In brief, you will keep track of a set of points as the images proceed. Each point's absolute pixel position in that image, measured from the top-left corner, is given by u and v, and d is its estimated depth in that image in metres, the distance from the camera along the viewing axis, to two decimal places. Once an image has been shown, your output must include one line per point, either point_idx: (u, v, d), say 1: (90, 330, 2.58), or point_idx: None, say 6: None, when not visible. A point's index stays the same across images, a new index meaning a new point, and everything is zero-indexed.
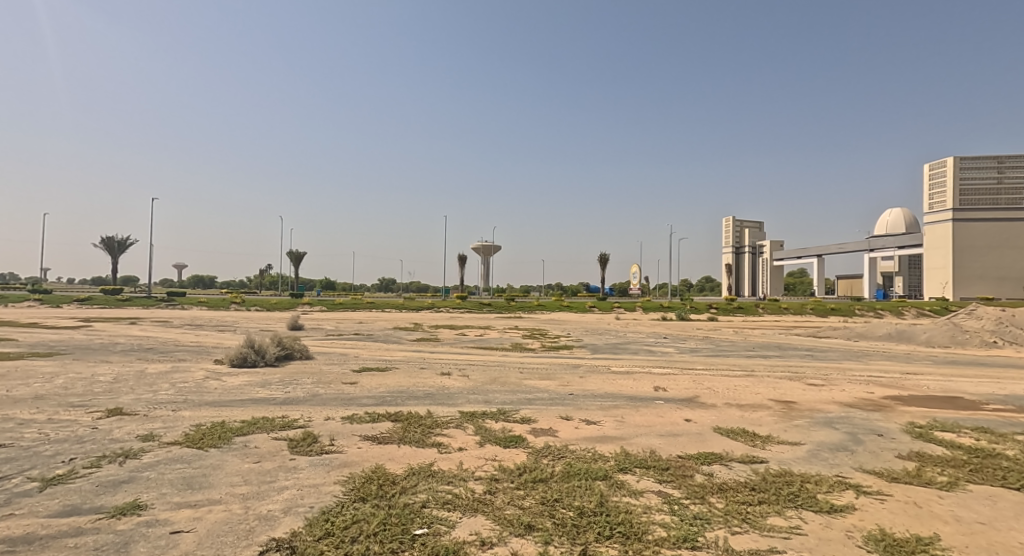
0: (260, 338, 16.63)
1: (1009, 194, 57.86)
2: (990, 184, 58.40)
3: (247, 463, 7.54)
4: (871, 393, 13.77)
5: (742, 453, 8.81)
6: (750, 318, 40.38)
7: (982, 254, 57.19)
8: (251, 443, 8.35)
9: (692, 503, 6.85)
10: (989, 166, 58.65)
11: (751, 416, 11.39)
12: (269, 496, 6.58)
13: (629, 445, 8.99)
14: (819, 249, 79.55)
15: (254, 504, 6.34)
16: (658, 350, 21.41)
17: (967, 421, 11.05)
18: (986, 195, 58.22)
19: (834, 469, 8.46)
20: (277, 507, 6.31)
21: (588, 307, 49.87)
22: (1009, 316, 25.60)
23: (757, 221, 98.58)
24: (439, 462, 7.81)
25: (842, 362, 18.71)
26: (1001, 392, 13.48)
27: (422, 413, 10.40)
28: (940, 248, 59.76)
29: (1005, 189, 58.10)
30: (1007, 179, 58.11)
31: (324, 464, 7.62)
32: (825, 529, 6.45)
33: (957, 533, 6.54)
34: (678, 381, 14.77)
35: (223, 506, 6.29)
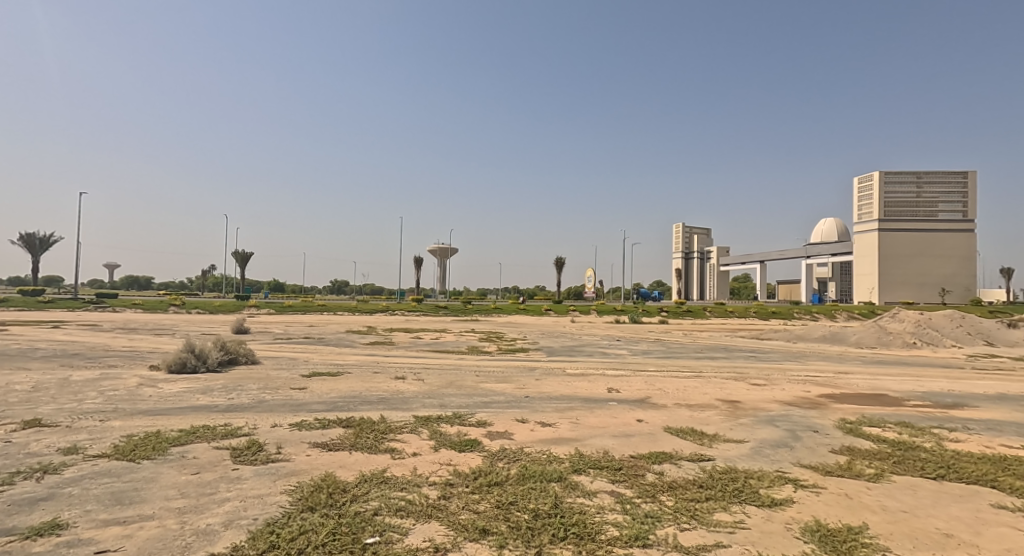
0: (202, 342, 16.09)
1: (926, 208, 61.96)
2: (909, 198, 62.48)
3: (185, 475, 7.32)
4: (808, 392, 14.54)
5: (691, 452, 9.17)
6: (698, 321, 41.75)
7: (906, 264, 60.92)
8: (189, 454, 8.10)
9: (643, 502, 7.09)
10: (909, 182, 62.74)
11: (699, 415, 11.85)
12: (209, 508, 6.44)
13: (584, 446, 9.21)
14: (762, 254, 82.86)
15: (191, 518, 6.19)
16: (611, 352, 21.94)
17: (891, 416, 11.86)
18: (906, 209, 62.22)
19: (774, 465, 8.91)
20: (217, 520, 6.18)
21: (544, 309, 50.64)
22: (927, 318, 27.57)
23: (706, 227, 101.86)
24: (392, 468, 7.81)
25: (783, 362, 19.68)
26: (920, 389, 14.51)
27: (375, 418, 10.33)
28: (867, 257, 63.19)
29: (923, 203, 62.15)
30: (925, 193, 62.23)
31: (270, 473, 7.50)
32: (766, 522, 6.81)
33: (884, 522, 7.02)
34: (631, 382, 15.17)
35: (157, 522, 6.11)
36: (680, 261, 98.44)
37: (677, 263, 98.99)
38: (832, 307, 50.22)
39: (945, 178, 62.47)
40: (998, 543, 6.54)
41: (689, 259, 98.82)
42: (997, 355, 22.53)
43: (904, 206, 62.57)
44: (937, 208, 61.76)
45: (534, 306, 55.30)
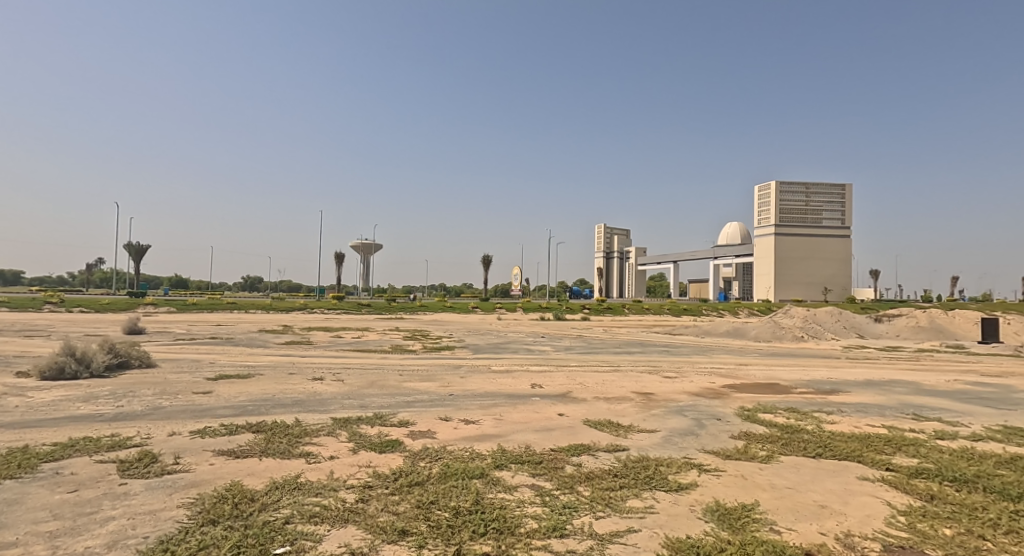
0: (85, 346, 15.02)
1: (812, 216, 68.17)
2: (799, 207, 68.27)
3: (60, 494, 6.96)
4: (713, 382, 15.72)
5: (607, 443, 9.74)
6: (616, 318, 43.52)
7: (796, 265, 66.81)
8: (65, 471, 7.68)
9: (561, 494, 7.51)
10: (799, 191, 68.50)
11: (616, 408, 12.54)
12: (89, 530, 6.17)
13: (506, 441, 9.56)
14: (676, 254, 87.39)
15: (66, 543, 5.92)
16: (535, 349, 22.55)
17: (782, 403, 13.11)
18: (796, 216, 67.95)
19: (682, 452, 9.66)
20: (98, 542, 5.94)
21: (470, 306, 50.90)
22: (811, 315, 30.61)
23: (626, 228, 106.06)
24: (307, 473, 7.79)
25: (692, 355, 21.07)
26: (807, 377, 16.11)
27: (289, 422, 10.18)
28: (764, 259, 68.57)
29: (810, 211, 68.30)
30: (812, 202, 68.38)
31: (163, 486, 7.27)
32: (673, 505, 7.42)
33: (772, 498, 7.85)
34: (553, 377, 15.73)
35: (21, 549, 5.82)
36: (601, 261, 101.84)
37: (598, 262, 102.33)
38: (738, 304, 53.95)
39: (828, 190, 68.94)
40: (861, 508, 7.46)
41: (610, 258, 102.46)
42: (870, 346, 25.32)
43: (795, 214, 68.15)
44: (821, 216, 68.23)
45: (458, 305, 55.38)
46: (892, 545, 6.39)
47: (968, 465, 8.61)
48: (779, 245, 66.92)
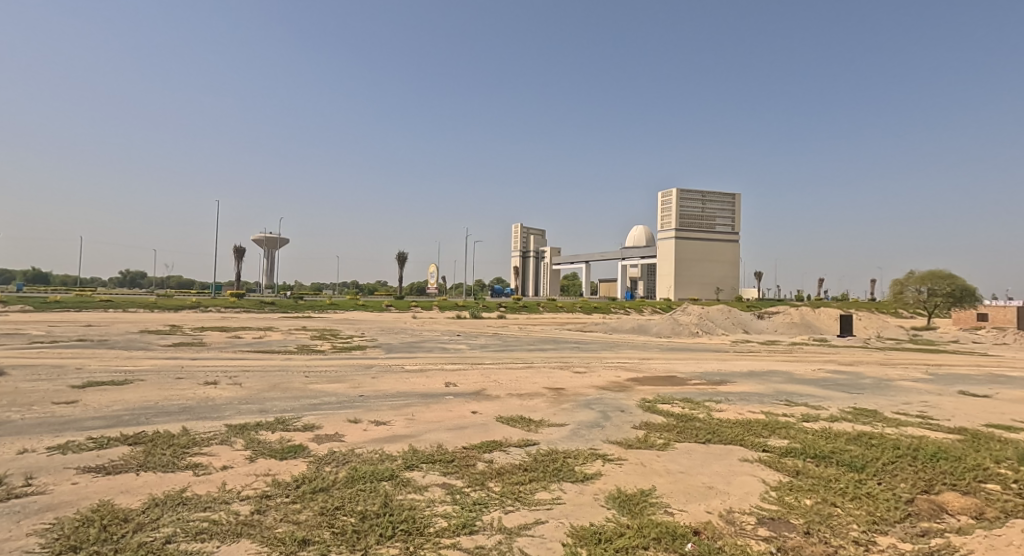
0: None
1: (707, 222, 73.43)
2: (697, 213, 73.19)
3: None
4: (619, 376, 16.63)
5: (518, 438, 10.10)
6: (531, 316, 44.51)
7: (692, 265, 71.77)
8: None
9: (472, 491, 7.70)
10: (697, 199, 73.36)
11: (528, 403, 12.97)
12: None
13: (418, 441, 9.64)
14: (588, 254, 90.52)
15: None
16: (450, 347, 22.66)
17: (680, 394, 14.14)
18: (694, 222, 72.84)
19: (589, 444, 10.21)
20: None
21: (384, 304, 50.04)
22: (704, 313, 33.14)
23: (541, 228, 108.41)
24: (194, 487, 7.47)
25: (601, 351, 22.08)
26: (702, 370, 17.45)
27: (174, 431, 9.70)
28: (664, 261, 72.79)
29: (706, 218, 73.51)
30: (708, 209, 73.60)
31: (13, 512, 6.67)
32: (579, 495, 7.82)
33: (668, 482, 8.50)
34: (468, 375, 15.95)
35: None
36: (517, 260, 103.42)
37: (514, 261, 103.82)
38: (644, 303, 56.92)
39: (721, 199, 74.61)
40: (741, 487, 8.28)
41: (525, 257, 104.27)
42: (753, 340, 27.88)
43: (693, 219, 72.87)
44: (715, 223, 73.74)
45: (372, 302, 54.34)
46: (764, 517, 7.16)
47: (828, 443, 9.79)
48: (679, 248, 71.31)
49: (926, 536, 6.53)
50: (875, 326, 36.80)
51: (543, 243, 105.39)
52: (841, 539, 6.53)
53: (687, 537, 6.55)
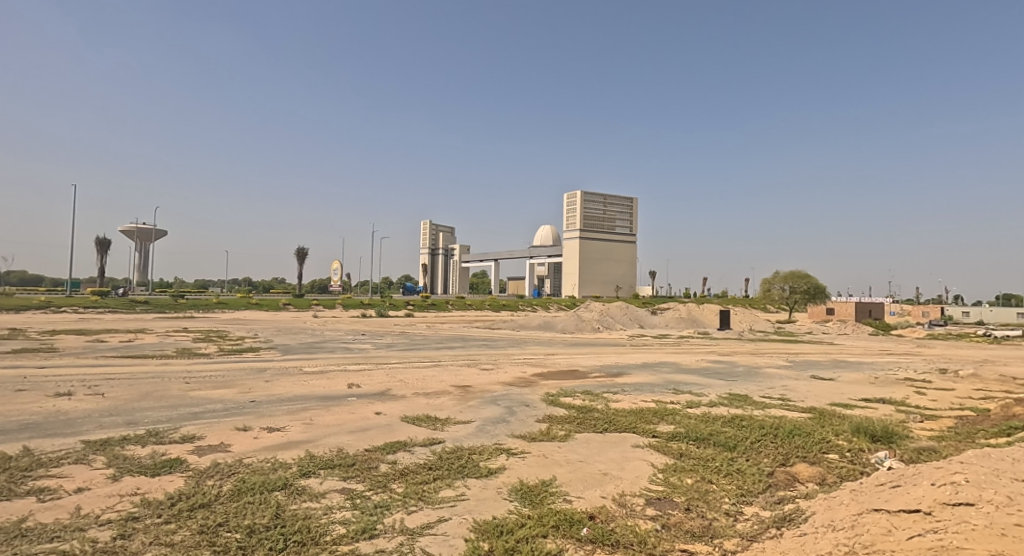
0: None
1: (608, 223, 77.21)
2: (599, 214, 76.63)
3: None
4: (525, 372, 17.11)
5: (424, 437, 10.15)
6: (439, 314, 44.39)
7: (594, 265, 74.93)
8: None
9: (374, 494, 7.62)
10: (599, 201, 76.83)
11: (435, 402, 13.02)
12: None
13: (315, 447, 9.38)
14: (496, 253, 91.56)
15: None
16: (353, 347, 22.12)
17: (581, 387, 14.83)
18: (596, 223, 76.21)
19: (494, 439, 10.47)
20: None
21: (280, 303, 47.72)
22: (605, 309, 34.83)
23: (450, 226, 108.18)
24: (41, 515, 6.71)
25: (507, 347, 22.54)
26: (601, 363, 18.39)
27: (14, 452, 8.73)
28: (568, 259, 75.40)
29: (607, 219, 77.22)
30: (608, 211, 77.42)
31: None
32: (483, 490, 8.01)
33: (567, 471, 8.93)
34: (372, 376, 15.70)
35: None
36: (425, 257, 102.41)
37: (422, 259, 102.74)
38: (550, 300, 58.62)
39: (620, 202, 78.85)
40: (633, 471, 8.88)
41: (434, 255, 103.54)
42: (646, 335, 29.77)
43: (595, 220, 76.22)
44: (615, 224, 77.74)
45: (268, 300, 51.78)
46: (651, 498, 7.76)
47: (707, 426, 10.75)
48: (584, 247, 74.13)
49: (782, 503, 7.40)
50: (748, 319, 40.67)
51: (452, 240, 105.22)
52: (715, 512, 7.23)
53: (583, 522, 6.94)
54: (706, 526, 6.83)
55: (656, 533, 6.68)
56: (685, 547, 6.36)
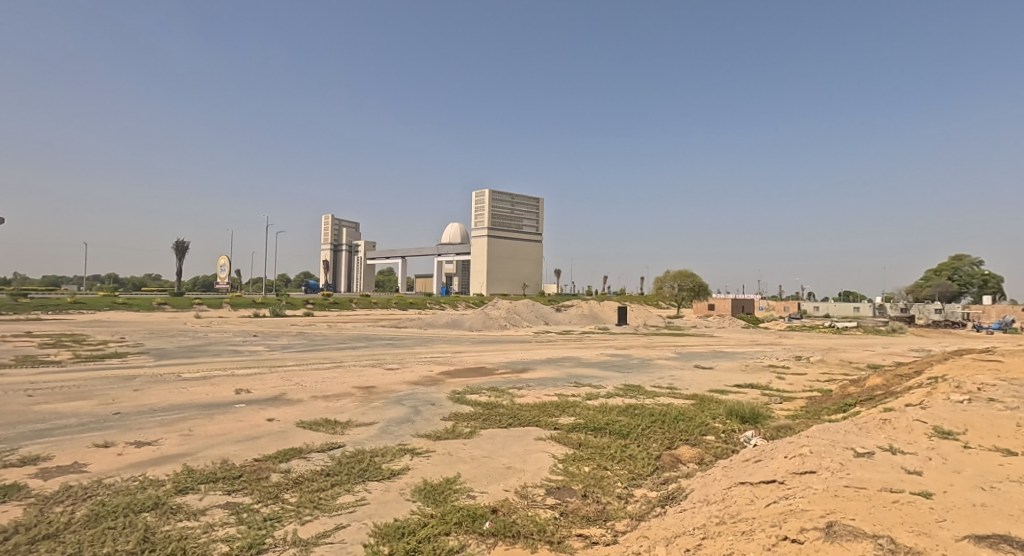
0: None
1: (515, 223, 78.48)
2: (507, 213, 77.71)
3: None
4: (431, 370, 17.05)
5: (322, 442, 9.83)
6: (339, 313, 42.87)
7: (502, 263, 75.84)
8: None
9: (263, 506, 7.27)
10: (507, 200, 77.91)
11: (335, 405, 12.63)
12: None
13: (195, 459, 8.74)
14: (403, 250, 90.03)
15: None
16: (244, 350, 20.85)
17: (487, 384, 15.01)
18: (505, 222, 77.21)
19: (397, 440, 10.36)
20: None
21: (157, 302, 43.82)
22: (511, 307, 35.40)
23: (352, 222, 104.90)
24: None
25: (414, 346, 22.28)
26: (507, 359, 18.73)
27: None
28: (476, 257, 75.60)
29: (514, 218, 78.48)
30: (515, 211, 78.72)
31: None
32: (385, 493, 7.93)
33: (471, 467, 9.05)
34: (265, 380, 14.90)
35: None
36: (326, 254, 98.48)
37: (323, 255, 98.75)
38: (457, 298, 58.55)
39: (527, 202, 80.48)
40: (534, 463, 9.16)
41: (336, 252, 99.87)
42: (551, 331, 30.71)
43: (503, 219, 77.21)
44: (522, 224, 79.21)
45: (142, 299, 47.35)
46: (551, 487, 8.07)
47: (603, 416, 11.30)
48: (492, 246, 74.77)
49: (666, 483, 7.99)
50: (643, 315, 43.09)
51: (355, 237, 102.06)
52: (609, 496, 7.67)
53: (486, 516, 7.08)
54: (600, 510, 7.23)
55: (555, 521, 6.95)
56: (581, 532, 6.67)
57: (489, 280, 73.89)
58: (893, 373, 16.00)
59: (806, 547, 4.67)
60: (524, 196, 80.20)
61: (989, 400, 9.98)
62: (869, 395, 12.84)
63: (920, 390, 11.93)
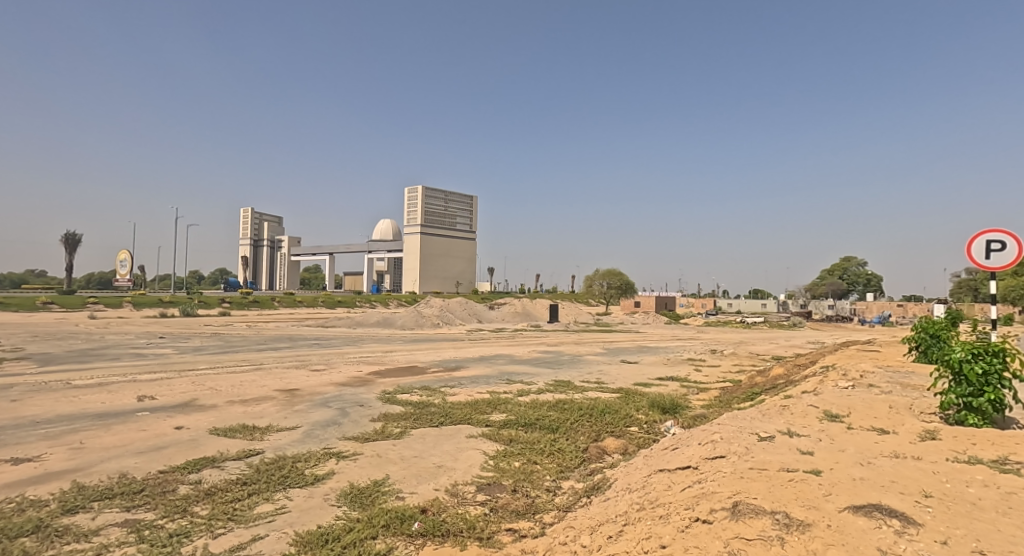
0: None
1: (448, 220, 77.96)
2: (440, 210, 77.05)
3: None
4: (360, 371, 16.53)
5: (239, 450, 9.26)
6: (261, 312, 40.83)
7: (436, 260, 75.04)
8: None
9: (168, 522, 6.72)
10: (440, 197, 77.25)
11: (253, 410, 11.93)
12: None
13: (88, 475, 7.95)
14: (331, 246, 87.19)
15: None
16: (151, 352, 19.36)
17: (418, 383, 14.71)
18: (438, 219, 76.51)
19: (322, 444, 9.91)
20: None
21: (46, 301, 39.92)
22: (444, 305, 35.06)
23: (275, 216, 100.49)
24: None
25: (341, 346, 21.54)
26: (438, 358, 18.48)
27: None
28: (408, 254, 74.33)
29: (447, 215, 77.94)
30: (449, 208, 78.22)
31: None
32: (307, 500, 7.53)
33: (401, 468, 8.78)
34: (173, 386, 13.87)
35: None
36: (246, 250, 93.69)
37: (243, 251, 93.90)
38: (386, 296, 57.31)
39: (461, 199, 80.19)
40: (465, 461, 9.02)
41: (257, 247, 95.27)
42: (484, 329, 30.70)
43: (435, 216, 76.40)
44: (455, 221, 78.81)
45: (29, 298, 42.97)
46: (482, 484, 7.96)
47: (534, 412, 11.33)
48: (425, 243, 73.82)
49: (593, 474, 8.08)
50: (573, 312, 43.95)
51: (278, 232, 97.78)
52: (538, 489, 7.66)
53: (416, 516, 6.87)
54: (529, 503, 7.20)
55: (485, 517, 6.85)
56: (510, 526, 6.58)
57: (422, 277, 72.88)
58: (796, 364, 17.11)
59: (716, 527, 4.72)
60: (458, 193, 79.86)
61: (867, 386, 10.82)
62: (775, 384, 13.66)
63: (814, 378, 12.80)
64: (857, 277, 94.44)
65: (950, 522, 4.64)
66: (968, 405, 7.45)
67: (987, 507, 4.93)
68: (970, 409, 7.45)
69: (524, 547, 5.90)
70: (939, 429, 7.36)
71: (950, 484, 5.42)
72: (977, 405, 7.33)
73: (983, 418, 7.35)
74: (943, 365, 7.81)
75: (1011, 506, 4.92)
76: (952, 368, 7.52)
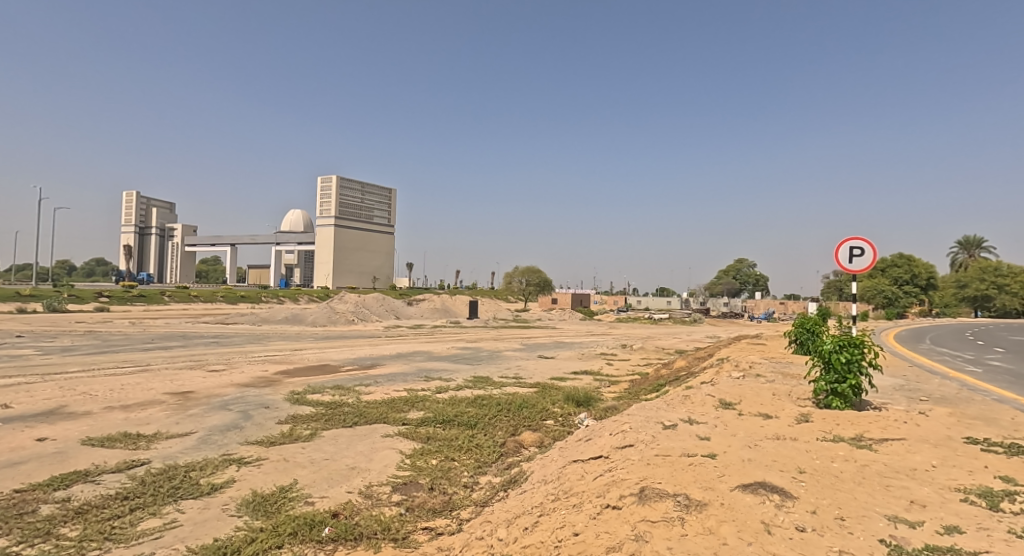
0: None
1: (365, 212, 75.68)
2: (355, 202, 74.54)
3: None
4: (266, 370, 15.50)
5: (119, 461, 8.30)
6: (150, 307, 37.36)
7: (350, 254, 72.57)
8: None
9: (26, 548, 5.83)
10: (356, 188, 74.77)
11: (137, 416, 10.78)
12: None
13: None
14: (234, 238, 81.93)
15: None
16: (11, 354, 17.08)
17: (329, 382, 13.98)
18: (354, 211, 74.03)
19: (220, 450, 9.09)
20: None
21: None
22: (358, 300, 33.90)
23: (167, 203, 93.06)
24: None
25: (245, 345, 20.18)
26: (351, 355, 17.75)
27: None
28: (320, 247, 71.15)
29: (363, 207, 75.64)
30: (365, 200, 75.89)
31: None
32: (202, 511, 6.83)
33: (308, 472, 8.20)
34: (39, 391, 12.26)
35: None
36: (131, 238, 85.76)
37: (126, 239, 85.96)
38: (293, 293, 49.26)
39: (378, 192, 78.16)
40: (380, 461, 8.60)
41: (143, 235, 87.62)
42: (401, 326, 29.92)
43: (350, 208, 73.87)
44: (372, 213, 76.66)
45: None
46: (397, 483, 7.60)
47: (452, 408, 11.07)
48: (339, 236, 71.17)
49: (510, 468, 7.94)
50: (491, 307, 44.10)
51: (170, 219, 90.56)
52: (455, 486, 7.42)
53: (326, 522, 6.40)
54: (446, 501, 6.94)
55: (400, 518, 6.51)
56: (426, 525, 6.29)
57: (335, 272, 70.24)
58: (698, 356, 18.01)
59: (624, 512, 4.68)
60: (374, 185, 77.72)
61: (756, 375, 11.48)
62: (678, 375, 14.23)
63: (712, 369, 13.44)
64: (749, 277, 102.36)
65: (818, 493, 4.89)
66: (834, 390, 8.00)
67: (847, 478, 5.25)
68: (835, 394, 8.03)
69: (440, 544, 5.62)
70: (812, 412, 7.86)
71: (819, 460, 5.75)
72: (841, 390, 7.89)
73: (846, 402, 7.94)
74: (814, 355, 8.31)
75: (865, 476, 5.27)
76: (822, 358, 8.01)
